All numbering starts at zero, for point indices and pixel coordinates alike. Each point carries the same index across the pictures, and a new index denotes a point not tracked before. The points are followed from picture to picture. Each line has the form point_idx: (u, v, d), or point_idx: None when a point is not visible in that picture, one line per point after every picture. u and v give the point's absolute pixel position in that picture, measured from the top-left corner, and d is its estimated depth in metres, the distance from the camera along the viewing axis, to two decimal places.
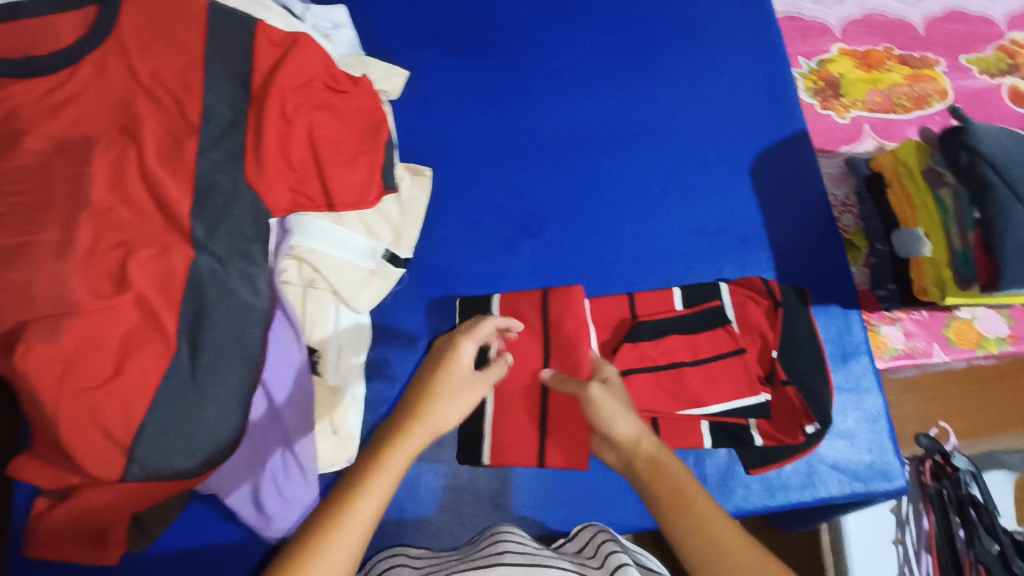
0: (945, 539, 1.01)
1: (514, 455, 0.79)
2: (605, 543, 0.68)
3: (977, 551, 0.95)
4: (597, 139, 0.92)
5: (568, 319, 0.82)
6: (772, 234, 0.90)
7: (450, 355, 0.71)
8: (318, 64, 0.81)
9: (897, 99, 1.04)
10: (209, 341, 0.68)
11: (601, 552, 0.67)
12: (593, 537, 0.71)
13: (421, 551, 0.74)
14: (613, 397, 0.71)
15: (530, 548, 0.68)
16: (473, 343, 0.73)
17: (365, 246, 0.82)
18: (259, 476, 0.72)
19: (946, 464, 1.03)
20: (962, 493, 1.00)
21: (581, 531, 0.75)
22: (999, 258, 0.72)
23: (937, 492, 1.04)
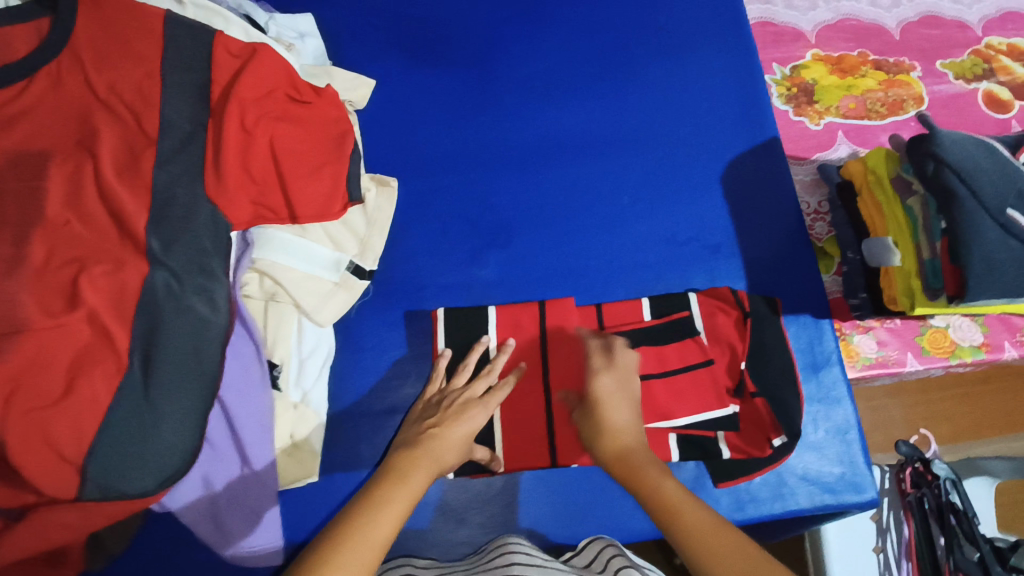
0: (926, 547, 0.99)
1: (518, 459, 0.78)
2: (613, 558, 0.66)
3: (957, 560, 0.95)
4: (568, 147, 0.91)
5: (566, 326, 0.82)
6: (744, 243, 0.89)
7: (469, 418, 0.73)
8: (280, 74, 0.80)
9: (872, 104, 1.03)
10: (163, 357, 0.66)
11: (609, 567, 0.65)
12: (600, 553, 0.69)
13: (429, 562, 0.74)
14: (609, 403, 0.73)
15: (538, 560, 0.67)
16: (489, 411, 0.75)
17: (328, 258, 0.81)
18: (218, 494, 0.72)
19: (926, 472, 1.01)
20: (942, 501, 0.98)
21: (589, 544, 0.73)
22: (965, 272, 0.70)
23: (917, 499, 1.02)
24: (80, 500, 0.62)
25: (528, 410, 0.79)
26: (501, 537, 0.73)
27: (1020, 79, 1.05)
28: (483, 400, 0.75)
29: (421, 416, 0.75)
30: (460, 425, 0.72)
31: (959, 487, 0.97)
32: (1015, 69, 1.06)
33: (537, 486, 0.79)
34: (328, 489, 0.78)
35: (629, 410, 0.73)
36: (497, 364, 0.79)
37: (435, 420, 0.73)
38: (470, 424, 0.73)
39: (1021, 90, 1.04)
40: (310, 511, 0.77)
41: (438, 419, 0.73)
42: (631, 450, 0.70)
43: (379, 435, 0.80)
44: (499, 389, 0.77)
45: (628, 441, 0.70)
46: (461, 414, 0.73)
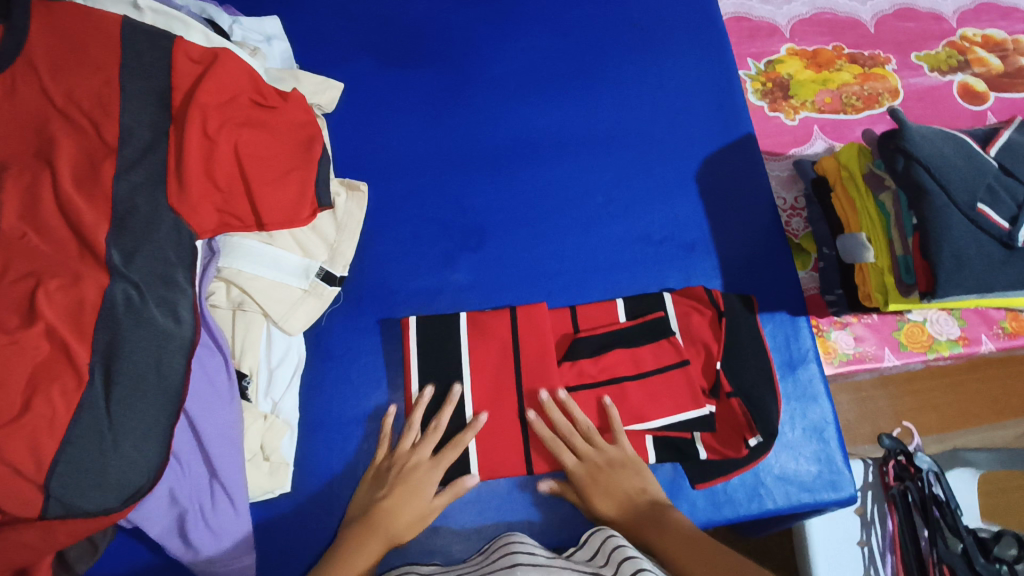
0: (910, 539, 0.99)
1: (497, 464, 0.76)
2: (617, 550, 0.66)
3: (941, 551, 0.95)
4: (543, 149, 0.90)
5: (533, 345, 0.79)
6: (718, 241, 0.88)
7: (417, 486, 0.72)
8: (242, 79, 0.78)
9: (847, 99, 1.02)
10: (125, 370, 0.64)
11: (614, 559, 0.65)
12: (603, 543, 0.69)
13: (432, 568, 0.71)
14: (609, 471, 0.74)
15: (542, 559, 0.66)
16: (441, 469, 0.73)
17: (297, 266, 0.80)
18: (186, 507, 0.70)
19: (909, 465, 1.02)
20: (926, 493, 0.98)
21: (591, 536, 0.72)
22: (936, 267, 0.69)
23: (900, 493, 1.02)
24: (44, 518, 0.61)
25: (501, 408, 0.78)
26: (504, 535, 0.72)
27: (994, 71, 1.06)
28: (433, 465, 0.74)
29: (374, 484, 0.73)
30: (412, 498, 0.71)
31: (943, 479, 0.99)
32: (989, 61, 1.06)
33: (513, 492, 0.78)
34: (299, 500, 0.76)
35: (626, 479, 0.74)
36: (442, 420, 0.76)
37: (384, 491, 0.72)
38: (422, 493, 0.72)
39: (995, 82, 1.05)
40: (281, 522, 0.76)
41: (391, 489, 0.72)
42: (633, 511, 0.72)
43: (351, 446, 0.79)
44: (448, 452, 0.74)
45: (635, 507, 0.72)
46: (412, 483, 0.72)
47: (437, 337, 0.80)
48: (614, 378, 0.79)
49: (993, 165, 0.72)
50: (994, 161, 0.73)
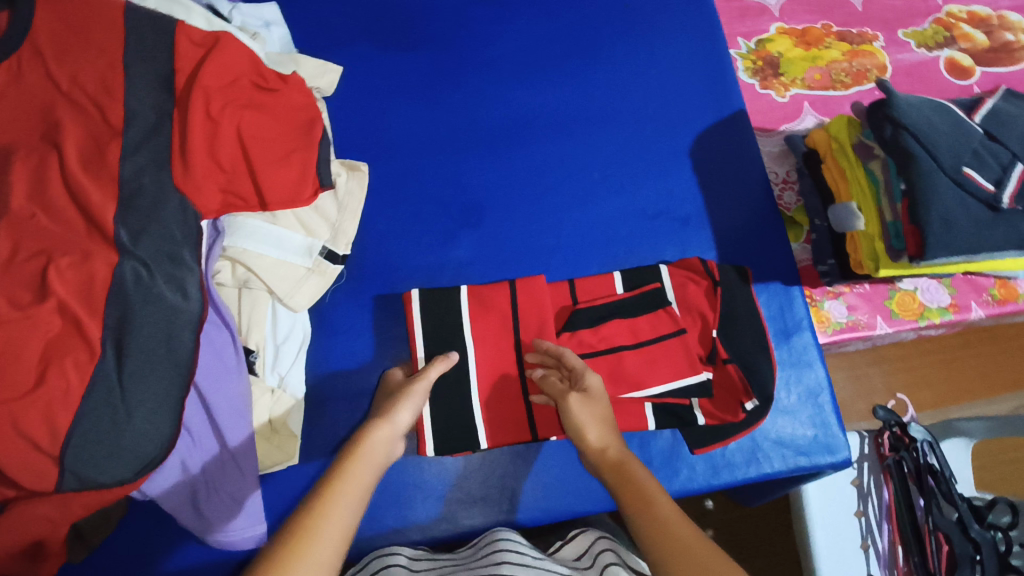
0: (905, 506, 1.02)
1: (500, 433, 0.78)
2: (602, 555, 0.74)
3: (937, 519, 0.96)
4: (539, 128, 0.92)
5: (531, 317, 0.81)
6: (712, 215, 0.90)
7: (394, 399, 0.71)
8: (243, 62, 0.79)
9: (836, 75, 1.04)
10: (136, 344, 0.66)
11: (599, 563, 0.73)
12: (590, 546, 0.78)
13: (416, 552, 0.75)
14: (596, 406, 0.71)
15: (529, 559, 0.69)
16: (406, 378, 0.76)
17: (300, 245, 0.81)
18: (198, 478, 0.71)
19: (904, 436, 1.05)
20: (921, 463, 1.02)
21: (578, 536, 0.81)
22: (924, 230, 0.71)
23: (895, 464, 1.05)
24: (59, 491, 0.62)
25: (503, 378, 0.80)
26: (491, 532, 0.75)
27: (980, 46, 1.08)
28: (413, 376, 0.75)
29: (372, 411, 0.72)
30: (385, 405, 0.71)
31: (936, 448, 1.01)
32: (974, 36, 1.09)
33: (517, 459, 0.80)
34: (309, 471, 0.78)
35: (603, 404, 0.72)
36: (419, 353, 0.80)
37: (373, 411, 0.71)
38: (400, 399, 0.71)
39: (980, 57, 1.07)
40: (292, 493, 0.77)
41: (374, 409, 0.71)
42: (620, 455, 0.68)
43: (356, 419, 0.80)
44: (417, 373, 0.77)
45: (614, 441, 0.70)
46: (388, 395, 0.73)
47: (443, 312, 0.81)
48: (612, 347, 0.81)
49: (978, 131, 0.74)
50: (979, 128, 0.75)
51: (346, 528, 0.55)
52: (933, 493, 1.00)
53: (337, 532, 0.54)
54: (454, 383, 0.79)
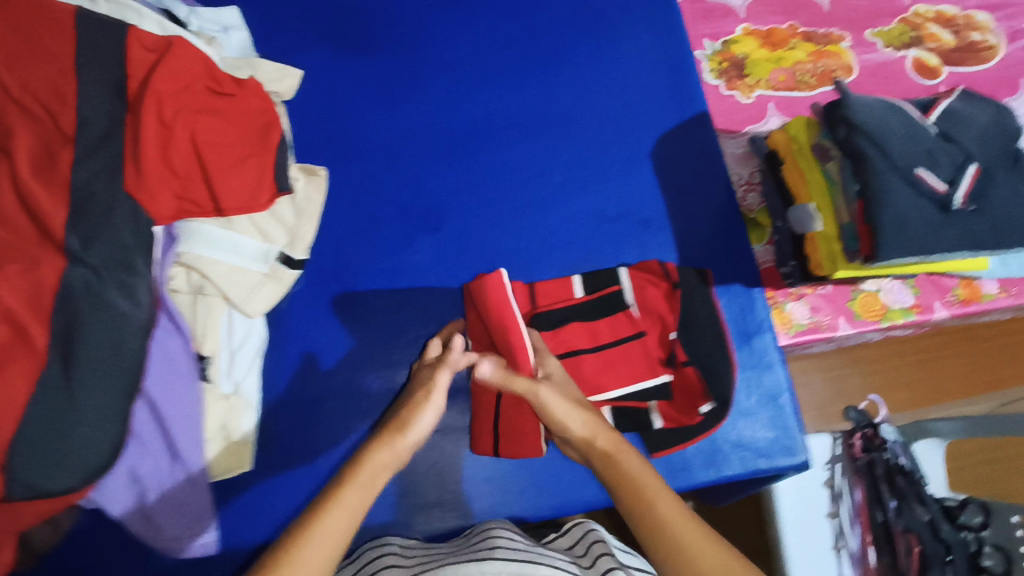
0: (875, 508, 1.01)
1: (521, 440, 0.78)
2: (596, 544, 0.74)
3: (908, 520, 0.98)
4: (501, 132, 0.92)
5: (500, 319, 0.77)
6: (673, 218, 0.90)
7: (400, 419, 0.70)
8: (197, 66, 0.79)
9: (801, 76, 1.03)
10: (84, 350, 0.64)
11: (591, 553, 0.73)
12: (584, 535, 0.77)
13: (408, 541, 0.75)
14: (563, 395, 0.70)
15: (521, 545, 0.70)
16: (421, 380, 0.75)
17: (257, 249, 0.80)
18: (147, 487, 0.70)
19: (876, 437, 1.02)
20: (892, 464, 1.02)
21: (572, 528, 0.81)
22: (875, 231, 0.70)
23: (866, 465, 1.03)
24: (8, 499, 0.61)
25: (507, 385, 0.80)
26: (485, 521, 0.76)
27: (946, 46, 1.08)
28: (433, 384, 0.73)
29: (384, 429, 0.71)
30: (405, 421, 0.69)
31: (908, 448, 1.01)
32: (941, 36, 1.09)
33: (474, 465, 0.80)
34: (267, 477, 0.78)
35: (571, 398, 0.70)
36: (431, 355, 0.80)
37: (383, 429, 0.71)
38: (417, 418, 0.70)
39: (947, 57, 1.07)
40: (249, 499, 0.78)
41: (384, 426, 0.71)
42: (608, 444, 0.65)
43: (314, 424, 0.80)
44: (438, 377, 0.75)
45: (598, 434, 0.66)
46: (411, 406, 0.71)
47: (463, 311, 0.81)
48: (569, 351, 0.81)
49: (932, 132, 0.73)
50: (932, 129, 0.74)
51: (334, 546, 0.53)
52: (904, 495, 1.00)
53: (326, 544, 0.53)
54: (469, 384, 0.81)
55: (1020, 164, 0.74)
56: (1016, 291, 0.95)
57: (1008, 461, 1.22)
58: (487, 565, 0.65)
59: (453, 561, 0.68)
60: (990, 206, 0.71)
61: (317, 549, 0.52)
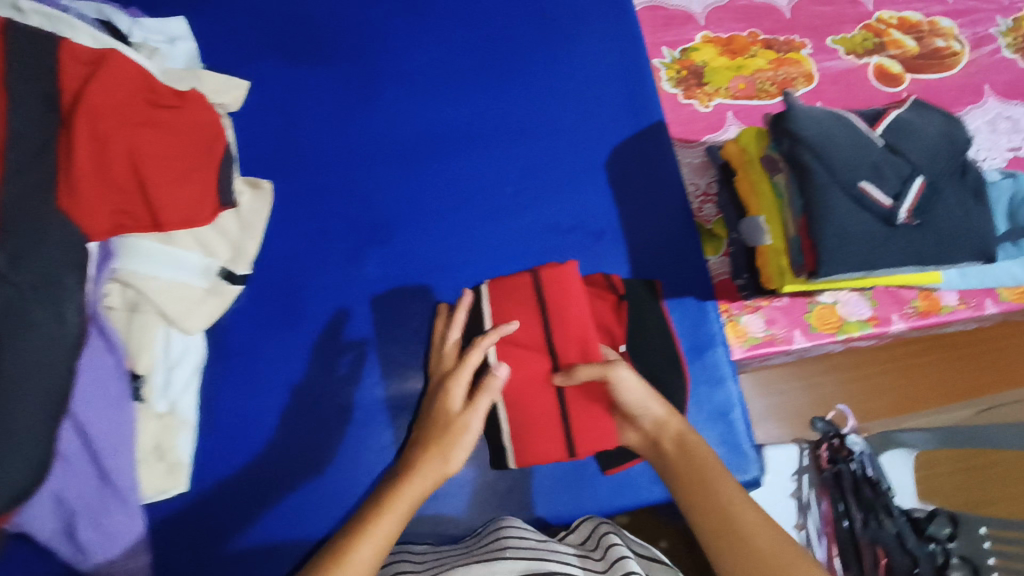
0: (841, 520, 1.01)
1: (541, 447, 0.77)
2: (604, 537, 0.75)
3: (875, 532, 0.96)
4: (453, 141, 0.90)
5: (569, 315, 0.78)
6: (628, 230, 0.88)
7: (440, 417, 0.74)
8: (134, 79, 0.73)
9: (761, 84, 1.02)
10: (10, 372, 0.59)
11: (602, 545, 0.75)
12: (592, 531, 0.78)
13: (423, 547, 0.77)
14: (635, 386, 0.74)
15: (533, 541, 0.73)
16: (462, 392, 0.75)
17: (197, 265, 0.79)
18: (74, 510, 0.68)
19: (843, 446, 1.03)
20: (861, 473, 1.01)
21: (582, 522, 0.80)
22: (818, 248, 0.68)
23: (833, 476, 1.04)
24: None
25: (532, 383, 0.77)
26: (498, 518, 0.78)
27: (910, 53, 1.07)
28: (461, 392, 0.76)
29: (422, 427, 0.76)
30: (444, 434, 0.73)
31: (874, 458, 1.01)
32: (905, 43, 1.08)
33: None
34: (208, 497, 0.78)
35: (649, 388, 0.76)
36: (449, 348, 0.80)
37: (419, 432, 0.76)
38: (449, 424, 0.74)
39: (910, 64, 1.06)
40: (189, 521, 0.77)
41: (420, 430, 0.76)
42: (681, 428, 0.75)
43: (257, 443, 0.79)
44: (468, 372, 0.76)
45: (671, 421, 0.75)
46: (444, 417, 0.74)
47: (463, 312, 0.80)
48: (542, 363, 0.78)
49: (878, 144, 0.71)
50: (880, 141, 0.72)
51: (373, 552, 0.63)
52: (868, 505, 0.99)
53: (374, 545, 0.64)
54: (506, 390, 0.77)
55: (966, 178, 0.72)
56: (975, 304, 0.95)
57: (973, 472, 1.21)
58: (500, 565, 0.67)
59: (467, 561, 0.70)
60: (933, 220, 0.69)
61: (367, 551, 0.63)
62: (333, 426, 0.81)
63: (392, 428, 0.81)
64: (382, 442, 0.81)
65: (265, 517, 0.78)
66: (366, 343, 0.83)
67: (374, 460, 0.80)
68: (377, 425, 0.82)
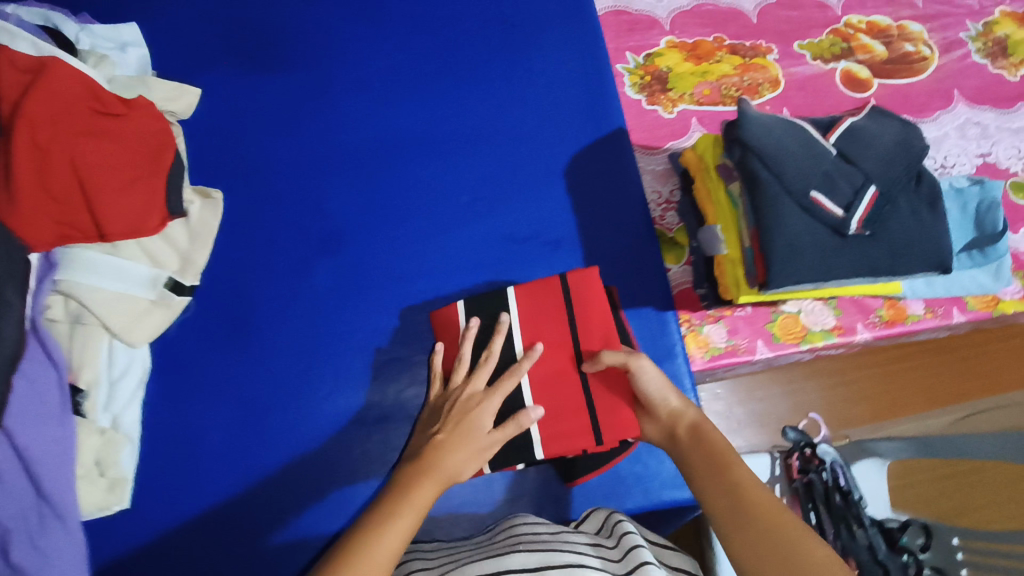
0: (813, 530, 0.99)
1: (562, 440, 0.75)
2: (619, 524, 0.73)
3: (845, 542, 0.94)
4: (409, 149, 0.88)
5: (594, 318, 0.78)
6: (586, 238, 0.87)
7: (462, 418, 0.72)
8: (76, 87, 0.72)
9: (726, 90, 1.01)
10: None
11: (615, 532, 0.72)
12: (606, 520, 0.76)
13: (433, 545, 0.77)
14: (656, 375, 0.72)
15: (545, 535, 0.70)
16: (491, 403, 0.72)
17: (144, 276, 0.77)
18: (5, 527, 0.64)
19: (813, 455, 1.03)
20: (833, 483, 1.00)
21: (592, 512, 0.79)
22: (767, 259, 0.67)
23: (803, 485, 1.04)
24: None
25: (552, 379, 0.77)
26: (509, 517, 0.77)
27: (878, 58, 1.06)
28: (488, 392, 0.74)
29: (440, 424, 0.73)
30: (466, 432, 0.70)
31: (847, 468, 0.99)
32: (873, 47, 1.07)
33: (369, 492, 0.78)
34: (150, 511, 0.76)
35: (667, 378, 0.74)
36: (495, 350, 0.77)
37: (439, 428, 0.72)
38: (471, 423, 0.71)
39: (878, 69, 1.05)
40: (131, 535, 0.76)
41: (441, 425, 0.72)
42: (695, 419, 0.70)
43: (203, 456, 0.78)
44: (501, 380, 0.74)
45: (684, 412, 0.71)
46: (466, 419, 0.71)
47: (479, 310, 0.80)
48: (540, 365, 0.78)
49: (831, 153, 0.70)
50: (832, 149, 0.70)
51: (390, 547, 0.60)
52: (840, 517, 0.96)
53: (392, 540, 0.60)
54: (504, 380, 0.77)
55: (921, 186, 0.71)
56: (942, 312, 0.92)
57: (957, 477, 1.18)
58: (510, 560, 0.65)
59: (480, 558, 0.68)
60: (886, 231, 0.68)
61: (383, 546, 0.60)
62: (281, 438, 0.79)
63: (342, 439, 0.79)
64: (331, 454, 0.79)
65: (208, 532, 0.76)
66: (318, 352, 0.81)
67: (323, 473, 0.78)
68: (326, 436, 0.79)
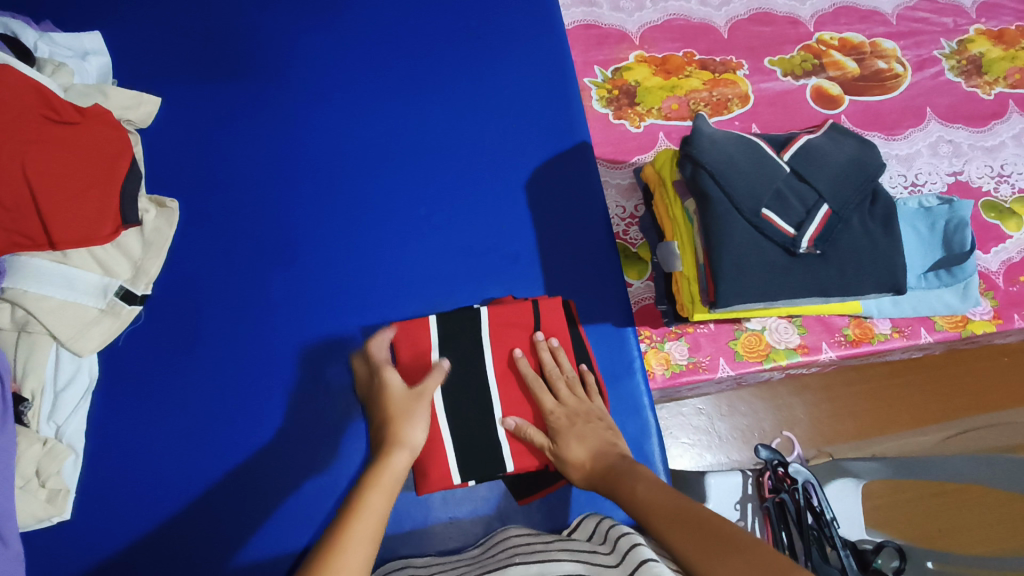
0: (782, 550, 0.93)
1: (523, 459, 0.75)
2: (614, 529, 0.69)
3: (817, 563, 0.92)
4: (369, 160, 0.88)
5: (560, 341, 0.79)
6: (547, 252, 0.86)
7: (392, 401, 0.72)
8: (26, 93, 0.71)
9: (694, 105, 1.00)
10: None
11: (610, 537, 0.68)
12: (597, 526, 0.72)
13: (427, 560, 0.74)
14: (572, 422, 0.74)
15: (539, 546, 0.68)
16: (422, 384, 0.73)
17: (94, 284, 0.76)
18: None
19: (787, 475, 0.98)
20: (806, 503, 0.95)
21: (581, 521, 0.75)
22: (719, 278, 0.66)
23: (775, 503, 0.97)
24: None
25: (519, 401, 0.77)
26: (500, 531, 0.75)
27: (850, 74, 1.05)
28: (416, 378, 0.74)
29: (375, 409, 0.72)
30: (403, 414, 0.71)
31: (820, 489, 0.97)
32: (845, 64, 1.06)
33: (314, 505, 0.75)
34: (87, 523, 0.74)
35: (592, 413, 0.75)
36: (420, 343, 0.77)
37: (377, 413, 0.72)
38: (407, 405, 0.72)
39: (850, 85, 1.04)
40: (65, 548, 0.74)
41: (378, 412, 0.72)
42: (603, 463, 0.70)
43: (145, 467, 0.76)
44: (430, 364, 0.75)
45: (602, 456, 0.71)
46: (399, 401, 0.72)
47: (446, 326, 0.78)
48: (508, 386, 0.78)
49: (783, 169, 0.69)
50: (785, 165, 0.70)
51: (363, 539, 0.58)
52: (813, 539, 0.94)
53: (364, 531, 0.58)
54: (470, 388, 0.77)
55: (876, 205, 0.70)
56: (909, 332, 0.91)
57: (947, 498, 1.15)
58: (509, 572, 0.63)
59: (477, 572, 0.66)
60: (836, 250, 0.67)
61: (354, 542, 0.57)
62: (228, 451, 0.77)
63: (288, 452, 0.77)
64: (277, 469, 0.76)
65: (145, 544, 0.74)
66: (270, 362, 0.80)
67: (268, 487, 0.76)
68: (272, 447, 0.77)
